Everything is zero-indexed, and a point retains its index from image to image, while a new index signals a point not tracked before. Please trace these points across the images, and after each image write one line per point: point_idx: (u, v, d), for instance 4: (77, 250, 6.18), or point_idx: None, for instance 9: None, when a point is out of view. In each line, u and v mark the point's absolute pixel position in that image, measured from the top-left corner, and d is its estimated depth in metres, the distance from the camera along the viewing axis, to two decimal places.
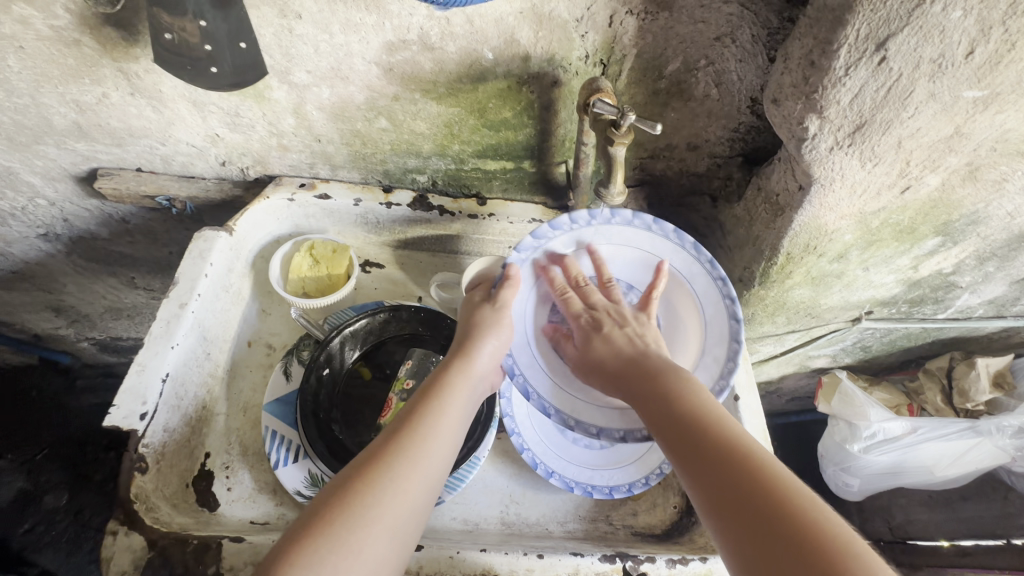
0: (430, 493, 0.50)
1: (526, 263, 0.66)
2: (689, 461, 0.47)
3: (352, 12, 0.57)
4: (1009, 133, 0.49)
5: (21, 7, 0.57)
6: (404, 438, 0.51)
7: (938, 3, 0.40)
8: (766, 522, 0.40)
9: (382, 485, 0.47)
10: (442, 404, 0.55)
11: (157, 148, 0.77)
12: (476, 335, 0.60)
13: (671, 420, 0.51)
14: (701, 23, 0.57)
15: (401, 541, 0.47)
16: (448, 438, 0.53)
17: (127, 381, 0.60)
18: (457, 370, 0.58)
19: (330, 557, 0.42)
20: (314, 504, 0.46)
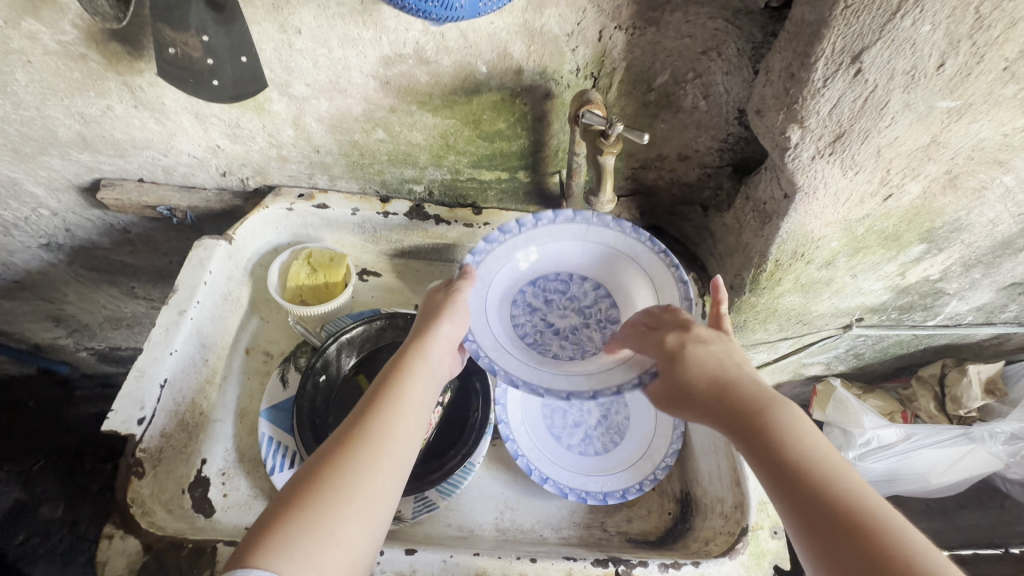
0: (402, 472, 0.51)
1: (482, 265, 0.66)
2: (809, 522, 0.42)
3: (350, 28, 0.59)
4: (984, 142, 0.51)
5: (30, 23, 0.59)
6: (369, 423, 0.52)
7: (908, 18, 0.41)
8: None
9: (350, 467, 0.48)
10: (402, 387, 0.56)
11: (159, 159, 0.79)
12: (431, 318, 0.60)
13: (788, 473, 0.45)
14: (687, 38, 0.60)
15: (377, 522, 0.48)
16: (413, 418, 0.54)
17: (125, 387, 0.61)
18: (414, 355, 0.58)
19: (304, 540, 0.43)
20: (283, 493, 0.47)
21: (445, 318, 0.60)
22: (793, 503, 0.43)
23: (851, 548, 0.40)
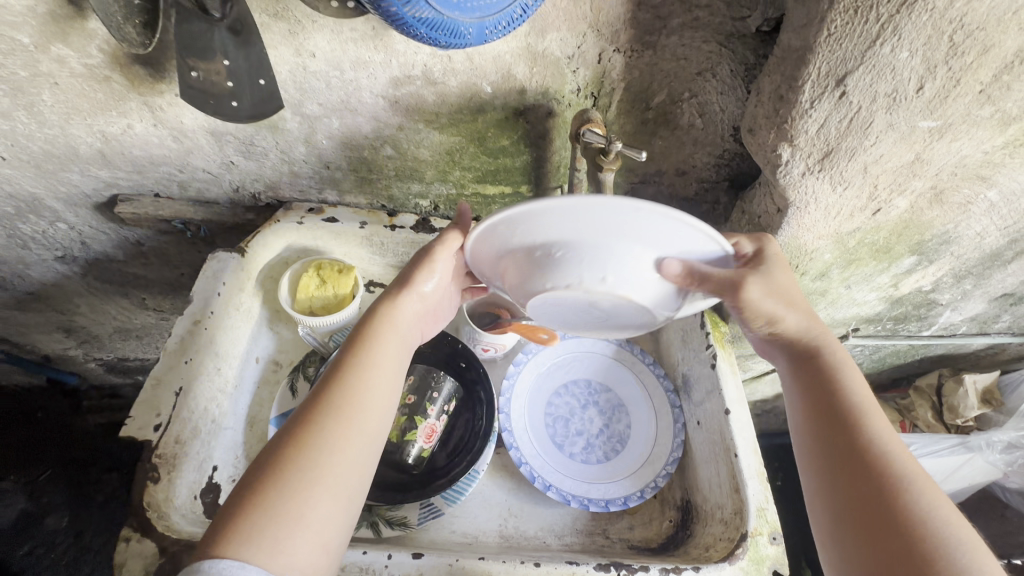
0: (369, 447, 0.55)
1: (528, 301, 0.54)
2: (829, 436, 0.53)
3: (362, 51, 0.62)
4: (966, 159, 0.54)
5: (59, 48, 0.62)
6: (333, 400, 0.55)
7: (887, 45, 0.44)
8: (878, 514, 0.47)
9: (316, 448, 0.51)
10: (368, 361, 0.58)
11: (175, 175, 0.82)
12: (402, 286, 0.62)
13: (824, 401, 0.55)
14: (683, 60, 0.63)
15: (348, 498, 0.51)
16: (381, 392, 0.57)
17: (143, 394, 0.65)
18: (381, 324, 0.60)
19: (270, 527, 0.46)
20: (249, 480, 0.50)
21: (422, 279, 0.62)
22: (816, 425, 0.54)
23: (851, 468, 0.50)
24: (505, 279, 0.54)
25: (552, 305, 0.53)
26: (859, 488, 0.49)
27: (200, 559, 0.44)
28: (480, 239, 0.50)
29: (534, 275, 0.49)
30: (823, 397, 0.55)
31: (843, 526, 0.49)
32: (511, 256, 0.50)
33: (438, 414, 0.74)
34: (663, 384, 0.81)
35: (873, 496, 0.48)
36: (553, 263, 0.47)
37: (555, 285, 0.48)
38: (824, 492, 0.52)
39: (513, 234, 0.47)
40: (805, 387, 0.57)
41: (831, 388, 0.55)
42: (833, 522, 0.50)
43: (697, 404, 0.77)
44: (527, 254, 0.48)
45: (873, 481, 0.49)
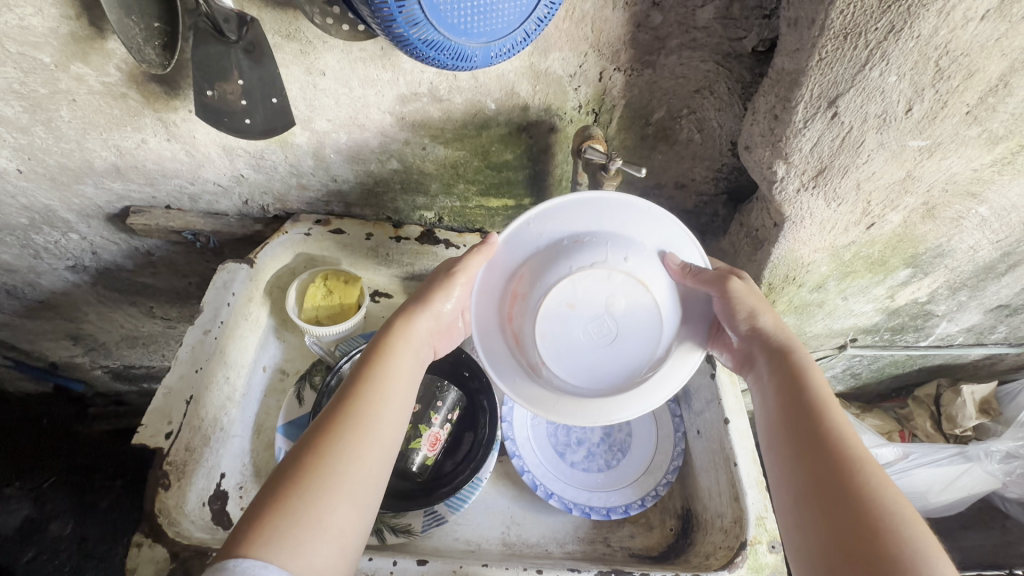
0: (384, 453, 0.55)
1: (544, 318, 0.56)
2: (793, 426, 0.53)
3: (371, 70, 0.64)
4: (956, 176, 0.55)
5: (78, 66, 0.64)
6: (354, 409, 0.55)
7: (876, 69, 0.46)
8: (835, 501, 0.47)
9: (337, 455, 0.52)
10: (386, 370, 0.59)
11: (186, 187, 0.84)
12: (420, 304, 0.64)
13: (789, 396, 0.54)
14: (681, 78, 0.64)
15: (364, 504, 0.52)
16: (399, 401, 0.59)
17: (155, 402, 0.66)
18: (399, 337, 0.62)
19: (293, 529, 0.47)
20: (268, 488, 0.50)
21: (440, 299, 0.64)
22: (782, 414, 0.54)
23: (812, 460, 0.50)
24: (520, 288, 0.59)
25: (569, 306, 0.56)
26: (820, 474, 0.48)
27: (221, 561, 0.44)
28: (508, 248, 0.61)
29: (558, 261, 0.56)
30: (787, 389, 0.55)
31: (806, 514, 0.48)
32: (533, 256, 0.59)
33: (443, 422, 0.74)
34: None
35: (833, 481, 0.47)
36: (577, 246, 0.57)
37: (579, 264, 0.56)
38: (788, 483, 0.51)
39: (539, 235, 0.60)
40: (771, 380, 0.57)
41: (794, 380, 0.55)
42: (796, 511, 0.49)
43: (697, 414, 0.78)
44: (551, 248, 0.58)
45: (833, 467, 0.48)
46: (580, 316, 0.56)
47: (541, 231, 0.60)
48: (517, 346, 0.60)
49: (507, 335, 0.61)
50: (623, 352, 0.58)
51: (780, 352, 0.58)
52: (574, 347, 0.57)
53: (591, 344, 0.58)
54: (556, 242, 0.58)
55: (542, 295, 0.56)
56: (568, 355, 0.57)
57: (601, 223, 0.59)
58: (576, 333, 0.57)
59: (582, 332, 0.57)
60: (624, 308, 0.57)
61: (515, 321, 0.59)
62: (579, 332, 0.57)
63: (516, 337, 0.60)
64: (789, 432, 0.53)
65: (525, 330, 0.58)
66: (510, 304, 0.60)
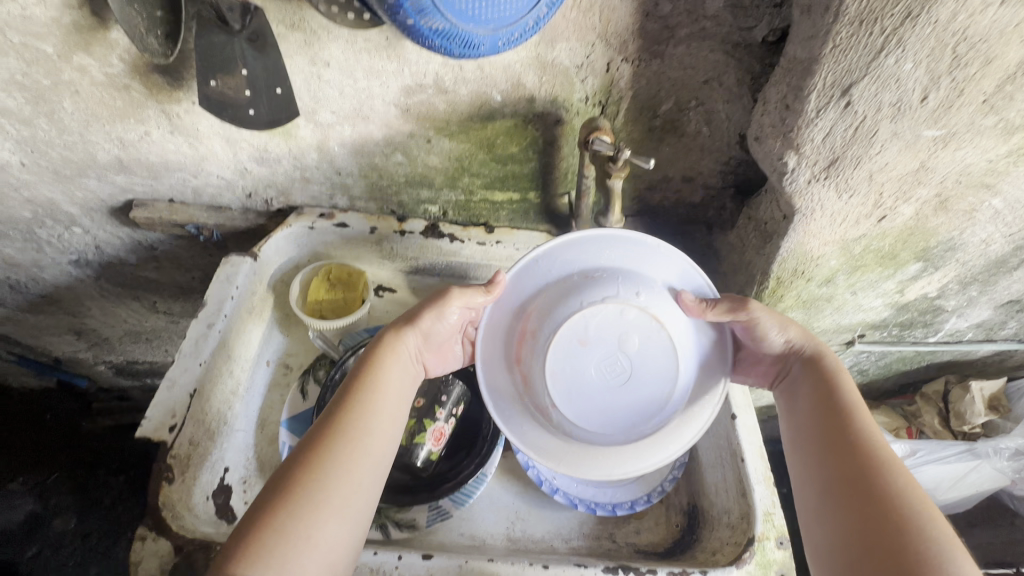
0: (371, 470, 0.55)
1: (554, 357, 0.56)
2: (824, 426, 0.56)
3: (375, 60, 0.64)
4: (970, 167, 0.54)
5: (81, 57, 0.64)
6: (342, 426, 0.56)
7: (891, 56, 0.45)
8: (859, 496, 0.50)
9: (325, 470, 0.52)
10: (373, 389, 0.59)
11: (190, 180, 0.84)
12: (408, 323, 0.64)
13: (822, 400, 0.57)
14: (689, 69, 0.64)
15: (355, 520, 0.52)
16: (384, 417, 0.58)
17: (158, 396, 0.65)
18: (387, 355, 0.62)
19: (283, 545, 0.47)
20: (258, 506, 0.51)
21: (427, 318, 0.64)
22: (814, 415, 0.57)
23: (841, 456, 0.53)
24: (529, 326, 0.59)
25: (580, 343, 0.56)
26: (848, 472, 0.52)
27: None
28: (516, 285, 0.61)
29: (568, 297, 0.57)
30: (819, 394, 0.58)
31: (830, 506, 0.51)
32: (542, 291, 0.59)
33: (448, 417, 0.74)
34: None
35: (861, 478, 0.51)
36: (586, 283, 0.57)
37: (589, 300, 0.56)
38: (816, 478, 0.54)
39: (548, 272, 0.60)
40: (804, 387, 0.60)
41: (827, 386, 0.58)
42: (821, 503, 0.52)
43: None
44: (561, 284, 0.58)
45: (861, 467, 0.51)
46: (591, 354, 0.56)
47: (550, 268, 0.60)
48: (525, 387, 0.59)
49: (515, 377, 0.60)
50: (638, 393, 0.57)
51: (811, 364, 0.61)
52: (587, 386, 0.57)
53: (603, 383, 0.57)
54: (565, 279, 0.59)
55: (552, 332, 0.56)
56: (578, 396, 0.57)
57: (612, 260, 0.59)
58: (588, 373, 0.56)
59: (593, 370, 0.57)
60: (636, 347, 0.56)
61: (524, 361, 0.59)
62: (591, 370, 0.57)
63: (524, 379, 0.59)
64: (821, 433, 0.56)
65: (534, 370, 0.58)
66: (520, 343, 0.59)
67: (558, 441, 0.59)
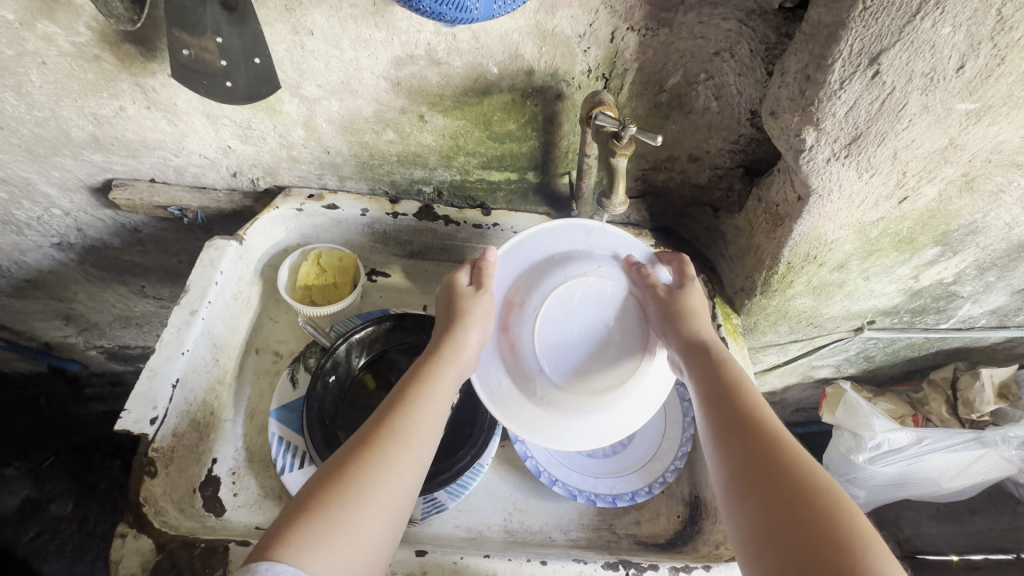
0: (418, 473, 0.52)
1: (542, 327, 0.62)
2: (726, 416, 0.53)
3: (362, 29, 0.59)
4: (1003, 144, 0.51)
5: (45, 25, 0.59)
6: (396, 425, 0.52)
7: (928, 20, 0.42)
8: (771, 482, 0.46)
9: (378, 469, 0.49)
10: (428, 393, 0.56)
11: (170, 159, 0.79)
12: (457, 324, 0.61)
13: (717, 389, 0.55)
14: (700, 38, 0.59)
15: (395, 523, 0.49)
16: (435, 423, 0.55)
17: (139, 386, 0.61)
18: (447, 359, 0.59)
19: (327, 537, 0.44)
20: (300, 498, 0.47)
21: (476, 324, 0.62)
22: (714, 405, 0.54)
23: (746, 442, 0.50)
24: (515, 298, 0.64)
25: (564, 313, 0.62)
26: (759, 469, 0.47)
27: (248, 565, 0.41)
28: (501, 264, 0.66)
29: (551, 273, 0.63)
30: (720, 387, 0.55)
31: (744, 498, 0.47)
32: (528, 269, 0.65)
33: None
34: None
35: (770, 473, 0.47)
36: (568, 261, 0.64)
37: (569, 277, 0.63)
38: (725, 484, 0.50)
39: (533, 251, 0.66)
40: (701, 377, 0.58)
41: (725, 375, 0.56)
42: (734, 494, 0.48)
43: None
44: (545, 263, 0.65)
45: (771, 459, 0.47)
46: (574, 323, 0.63)
47: (532, 250, 0.66)
48: (513, 354, 0.64)
49: (503, 344, 0.64)
50: (617, 357, 0.64)
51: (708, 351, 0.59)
52: (569, 351, 0.63)
53: (582, 348, 0.63)
54: (549, 259, 0.65)
55: (541, 304, 0.63)
56: (561, 363, 0.63)
57: (581, 241, 0.66)
58: (573, 341, 0.63)
59: (576, 338, 0.63)
60: (605, 318, 0.64)
61: (512, 329, 0.64)
62: (574, 337, 0.63)
63: (512, 347, 0.64)
64: (724, 426, 0.52)
65: (522, 338, 0.63)
66: (506, 314, 0.65)
67: (545, 405, 0.63)
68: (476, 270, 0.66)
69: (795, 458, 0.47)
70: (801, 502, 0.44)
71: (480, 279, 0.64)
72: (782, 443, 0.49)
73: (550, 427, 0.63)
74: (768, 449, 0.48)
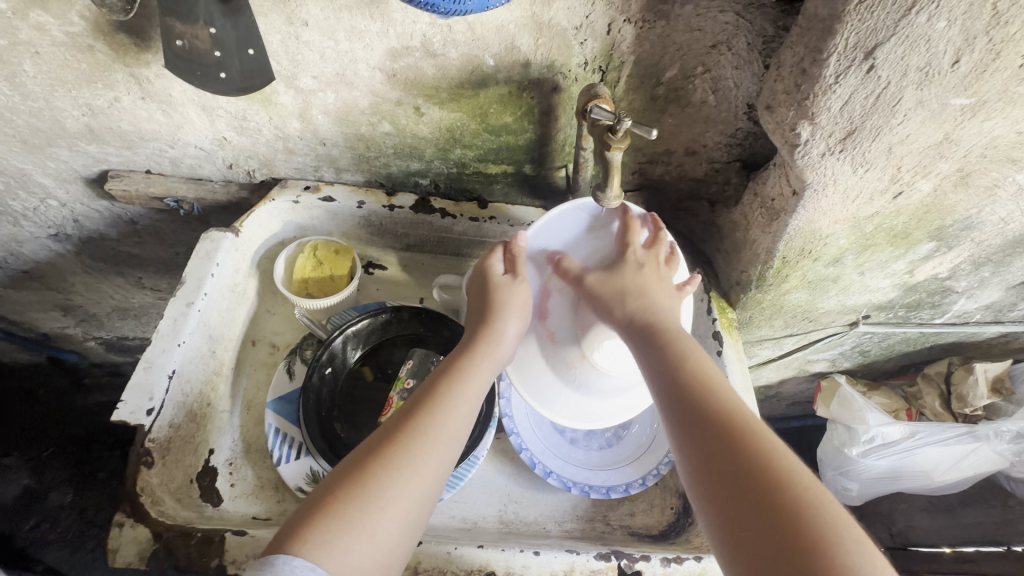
0: (442, 472, 0.52)
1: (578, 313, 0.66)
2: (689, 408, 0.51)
3: (357, 20, 0.59)
4: (998, 139, 0.51)
5: (38, 14, 0.59)
6: (420, 422, 0.52)
7: (923, 14, 0.42)
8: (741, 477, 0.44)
9: (399, 466, 0.49)
10: (458, 389, 0.56)
11: (166, 151, 0.79)
12: (494, 316, 0.62)
13: (676, 377, 0.54)
14: (697, 31, 0.59)
15: (414, 523, 0.49)
16: (463, 420, 0.55)
17: (135, 377, 0.62)
18: (483, 353, 0.60)
19: (343, 536, 0.44)
20: (314, 496, 0.47)
21: (511, 319, 0.62)
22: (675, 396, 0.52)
23: (712, 433, 0.48)
24: (551, 286, 0.66)
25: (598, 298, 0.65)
26: (728, 474, 0.45)
27: (263, 560, 0.42)
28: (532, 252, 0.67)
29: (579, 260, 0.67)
30: (681, 376, 0.53)
31: (714, 494, 0.45)
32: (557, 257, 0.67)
33: None
34: None
35: (737, 467, 0.45)
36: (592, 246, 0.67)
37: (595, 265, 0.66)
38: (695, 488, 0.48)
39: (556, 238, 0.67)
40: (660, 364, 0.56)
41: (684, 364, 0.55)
42: (704, 489, 0.46)
43: None
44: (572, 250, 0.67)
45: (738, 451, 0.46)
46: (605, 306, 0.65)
47: (556, 236, 0.67)
48: (551, 341, 0.66)
49: (541, 332, 0.67)
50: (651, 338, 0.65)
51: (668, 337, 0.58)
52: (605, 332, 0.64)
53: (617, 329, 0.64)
54: (575, 245, 0.67)
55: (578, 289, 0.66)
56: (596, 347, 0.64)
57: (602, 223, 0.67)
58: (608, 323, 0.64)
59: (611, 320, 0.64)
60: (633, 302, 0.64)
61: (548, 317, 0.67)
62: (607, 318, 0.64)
63: (550, 334, 0.67)
64: (688, 417, 0.50)
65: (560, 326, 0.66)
66: (541, 303, 0.67)
67: (586, 389, 0.65)
68: (508, 257, 0.66)
69: (762, 452, 0.45)
70: (773, 512, 0.42)
71: (516, 270, 0.65)
72: (753, 440, 0.46)
73: (590, 406, 0.66)
74: (737, 449, 0.46)
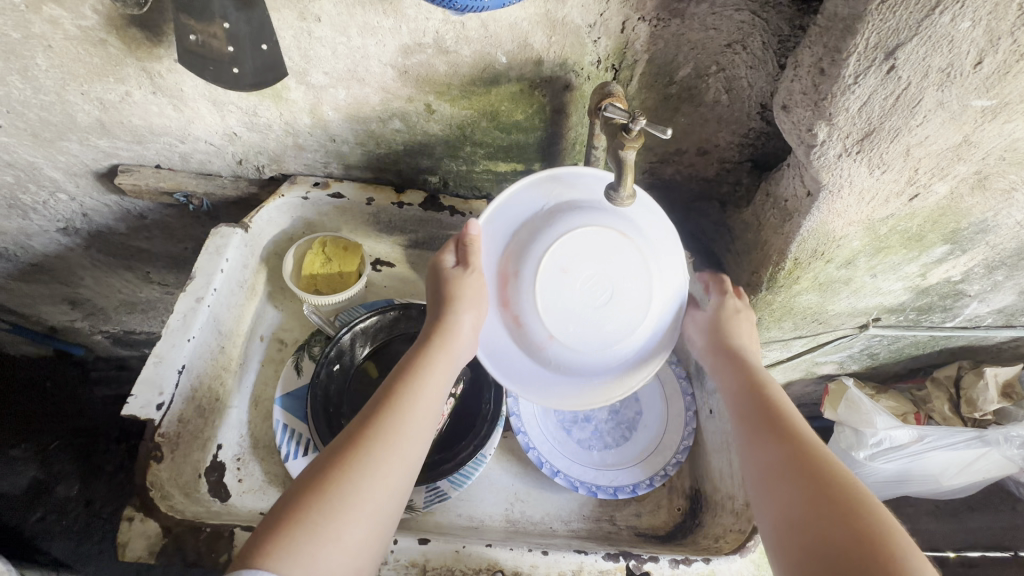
0: (407, 471, 0.52)
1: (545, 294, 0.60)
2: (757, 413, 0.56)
3: (370, 16, 0.59)
4: (1018, 142, 0.50)
5: (51, 8, 0.58)
6: (381, 424, 0.52)
7: (947, 14, 0.41)
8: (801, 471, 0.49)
9: (361, 470, 0.49)
10: (417, 387, 0.56)
11: (176, 146, 0.79)
12: (444, 309, 0.61)
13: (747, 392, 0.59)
14: (712, 30, 0.58)
15: (382, 525, 0.49)
16: (426, 418, 0.55)
17: (144, 372, 0.62)
18: (438, 348, 0.60)
19: (308, 544, 0.44)
20: (283, 504, 0.47)
21: (462, 311, 0.61)
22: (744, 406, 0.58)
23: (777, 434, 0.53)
24: (509, 270, 0.61)
25: (563, 273, 0.59)
26: (781, 475, 0.50)
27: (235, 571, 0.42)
28: (489, 234, 0.62)
29: (543, 234, 0.59)
30: (751, 389, 0.59)
31: (775, 484, 0.50)
32: (515, 238, 0.61)
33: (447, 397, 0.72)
34: (675, 371, 0.79)
35: (797, 464, 0.49)
36: (556, 215, 0.60)
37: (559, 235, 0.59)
38: (754, 487, 0.52)
39: (515, 215, 0.61)
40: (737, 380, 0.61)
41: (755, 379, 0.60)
42: (767, 480, 0.51)
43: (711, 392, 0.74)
44: (531, 225, 0.60)
45: (800, 454, 0.50)
46: (574, 280, 0.60)
47: (518, 211, 0.61)
48: (518, 326, 0.62)
49: (507, 318, 0.63)
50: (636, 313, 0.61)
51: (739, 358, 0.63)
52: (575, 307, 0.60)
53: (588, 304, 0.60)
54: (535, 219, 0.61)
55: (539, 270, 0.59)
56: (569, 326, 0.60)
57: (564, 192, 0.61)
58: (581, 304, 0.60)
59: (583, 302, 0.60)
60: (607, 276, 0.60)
61: (512, 302, 0.62)
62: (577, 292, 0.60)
63: (517, 319, 0.62)
64: (757, 421, 0.55)
65: (525, 308, 0.61)
66: (503, 285, 0.62)
67: (562, 366, 0.63)
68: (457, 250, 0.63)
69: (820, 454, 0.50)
70: (825, 505, 0.45)
71: (464, 260, 0.62)
72: (807, 448, 0.51)
73: (567, 385, 0.64)
74: (790, 454, 0.51)
